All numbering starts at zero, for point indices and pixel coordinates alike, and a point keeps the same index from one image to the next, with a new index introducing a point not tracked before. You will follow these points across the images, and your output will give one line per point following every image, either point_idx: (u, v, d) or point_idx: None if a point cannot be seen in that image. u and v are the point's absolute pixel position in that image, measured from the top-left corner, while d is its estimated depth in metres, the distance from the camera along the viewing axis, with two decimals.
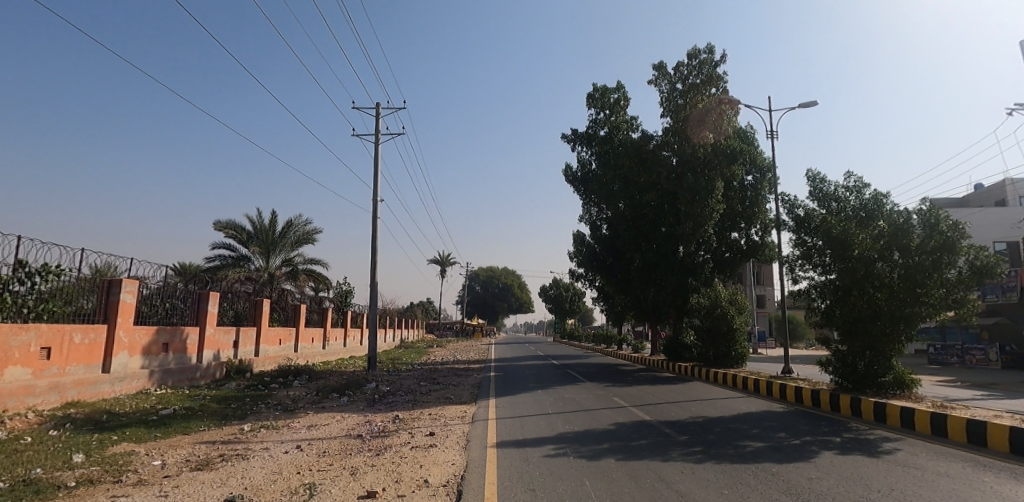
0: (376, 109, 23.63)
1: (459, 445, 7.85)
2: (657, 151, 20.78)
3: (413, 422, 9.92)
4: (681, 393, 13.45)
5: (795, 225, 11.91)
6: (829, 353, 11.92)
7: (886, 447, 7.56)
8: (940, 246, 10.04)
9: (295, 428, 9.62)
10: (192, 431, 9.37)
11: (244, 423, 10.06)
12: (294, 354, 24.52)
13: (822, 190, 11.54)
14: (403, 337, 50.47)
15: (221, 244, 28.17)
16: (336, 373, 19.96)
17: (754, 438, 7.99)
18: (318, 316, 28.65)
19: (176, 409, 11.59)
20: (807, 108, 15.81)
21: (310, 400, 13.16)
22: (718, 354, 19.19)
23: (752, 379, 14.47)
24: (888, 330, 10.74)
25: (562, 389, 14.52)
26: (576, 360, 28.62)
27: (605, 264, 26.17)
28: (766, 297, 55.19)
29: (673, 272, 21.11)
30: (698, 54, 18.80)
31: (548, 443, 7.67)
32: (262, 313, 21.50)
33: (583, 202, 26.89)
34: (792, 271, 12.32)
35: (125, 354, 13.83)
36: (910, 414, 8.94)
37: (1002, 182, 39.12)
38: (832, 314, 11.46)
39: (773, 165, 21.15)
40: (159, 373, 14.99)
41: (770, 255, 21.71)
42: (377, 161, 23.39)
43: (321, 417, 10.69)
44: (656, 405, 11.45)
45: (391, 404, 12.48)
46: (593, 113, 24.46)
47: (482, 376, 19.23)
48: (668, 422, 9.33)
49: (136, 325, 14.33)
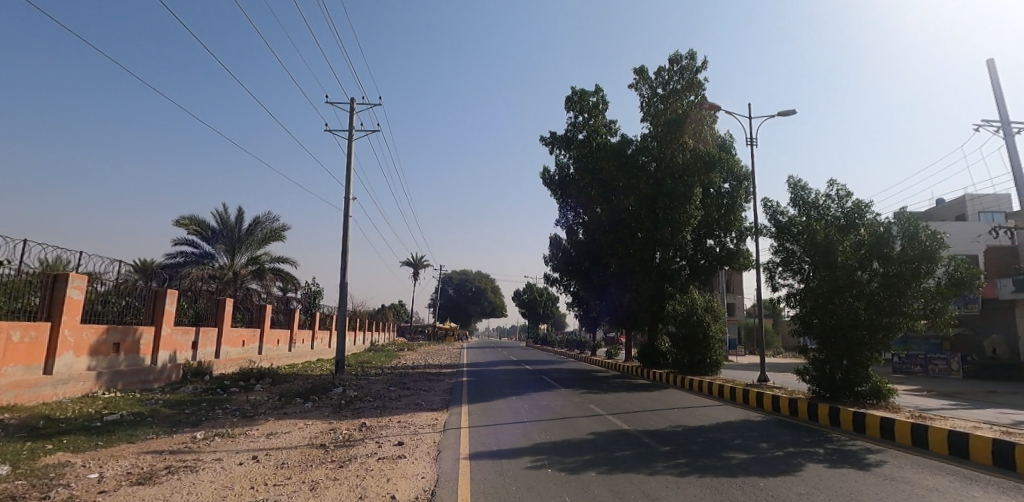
0: (350, 105, 22.96)
1: (429, 456, 7.37)
2: (635, 157, 20.62)
3: (381, 430, 9.38)
4: (658, 401, 13.17)
5: (776, 232, 11.75)
6: (807, 362, 11.72)
7: (871, 459, 7.30)
8: (921, 256, 9.93)
9: (252, 437, 8.97)
10: (138, 439, 8.67)
11: (197, 431, 9.38)
12: (257, 356, 23.57)
13: (803, 197, 11.41)
14: (374, 339, 49.63)
15: (184, 240, 27.05)
16: (301, 377, 19.21)
17: (737, 449, 7.67)
18: (285, 317, 27.74)
19: (123, 415, 10.81)
20: (786, 116, 15.78)
21: (271, 405, 12.49)
22: (693, 361, 19.03)
23: (728, 386, 14.26)
24: (866, 340, 10.60)
25: (536, 396, 14.12)
26: (549, 365, 28.26)
27: (580, 268, 25.91)
28: (736, 305, 55.84)
29: (649, 278, 20.96)
30: (679, 59, 18.68)
31: (523, 455, 7.24)
32: (223, 312, 20.60)
33: (560, 206, 26.59)
34: (771, 278, 12.15)
35: (70, 355, 12.94)
36: (890, 425, 8.74)
37: (962, 196, 40.27)
38: (811, 323, 11.29)
39: (750, 173, 21.14)
40: (109, 375, 14.09)
41: (745, 262, 21.70)
42: (349, 159, 22.73)
43: (282, 424, 10.07)
44: (634, 413, 11.13)
45: (357, 410, 11.91)
46: (571, 116, 24.20)
47: (454, 381, 18.69)
48: (647, 432, 8.98)
49: (84, 324, 13.45)
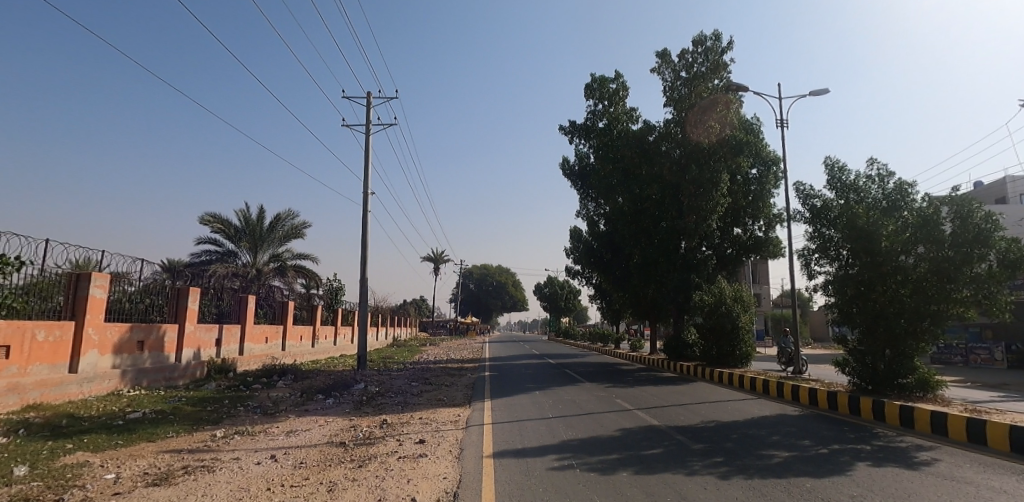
0: (368, 99, 22.77)
1: (451, 455, 7.07)
2: (658, 144, 20.04)
3: (402, 427, 9.12)
4: (687, 395, 12.74)
5: (811, 217, 11.21)
6: (846, 352, 11.18)
7: (924, 457, 6.79)
8: (973, 239, 9.30)
9: (272, 435, 8.78)
10: (159, 438, 8.55)
11: (218, 429, 9.23)
12: (280, 353, 23.63)
13: (841, 180, 10.85)
14: (396, 335, 49.77)
15: (207, 239, 27.22)
16: (324, 373, 19.12)
17: (777, 446, 7.24)
18: (307, 314, 27.79)
19: (146, 413, 10.73)
20: (819, 96, 15.11)
21: (293, 402, 12.33)
22: (721, 353, 18.47)
23: (761, 379, 13.75)
24: (912, 329, 10.04)
25: (560, 390, 13.76)
26: (572, 359, 27.83)
27: (603, 260, 25.41)
28: (763, 296, 54.73)
29: (675, 268, 20.42)
30: (703, 40, 18.01)
31: (550, 453, 6.91)
32: (246, 309, 20.61)
33: (580, 197, 26.12)
34: (807, 265, 11.60)
35: (94, 353, 12.96)
36: (942, 419, 8.22)
37: (1002, 179, 38.64)
38: (850, 312, 10.74)
39: (779, 158, 20.44)
40: (133, 373, 14.10)
41: (775, 250, 21.05)
42: (367, 152, 22.56)
43: (302, 422, 9.89)
44: (663, 408, 10.71)
45: (379, 406, 11.68)
46: (591, 105, 23.67)
47: (477, 376, 18.46)
48: (678, 428, 8.58)
49: (107, 322, 13.45)
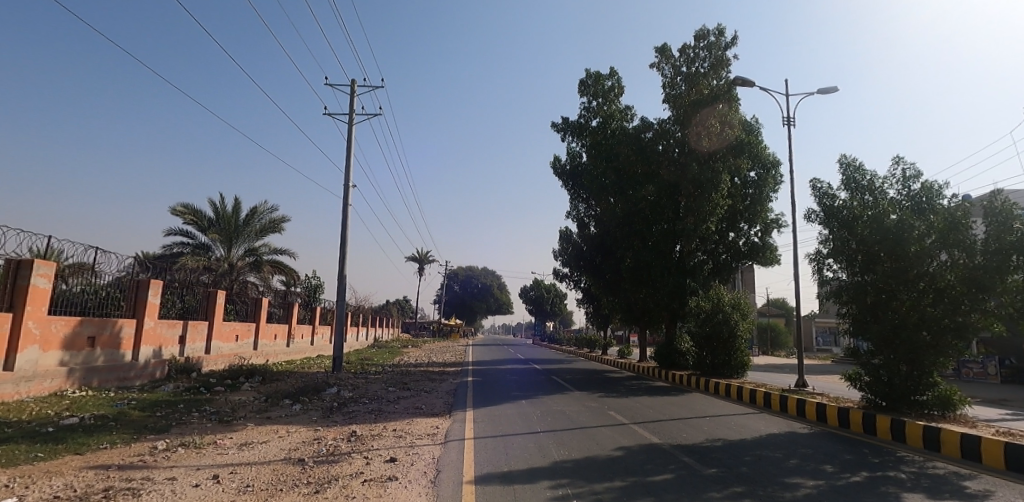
0: (352, 88, 21.74)
1: (425, 479, 6.07)
2: (654, 142, 19.21)
3: (372, 441, 8.07)
4: (685, 408, 11.83)
5: (824, 219, 10.35)
6: (859, 366, 10.34)
7: (972, 489, 5.90)
8: (1010, 246, 8.52)
9: (222, 448, 7.71)
10: (88, 450, 7.43)
11: (162, 439, 8.13)
12: (252, 352, 22.41)
13: (857, 180, 10.01)
14: (377, 336, 48.48)
15: (178, 231, 25.85)
16: (295, 375, 17.94)
17: (800, 472, 6.35)
18: (283, 312, 26.54)
19: (84, 418, 9.55)
20: (828, 93, 14.25)
21: (254, 408, 11.20)
22: (717, 363, 17.64)
23: (762, 392, 12.88)
24: (933, 342, 9.23)
25: (548, 399, 12.79)
26: (559, 365, 26.82)
27: (593, 263, 24.56)
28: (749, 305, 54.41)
29: (670, 273, 19.59)
30: (706, 35, 17.12)
31: (541, 479, 5.92)
32: (214, 305, 19.35)
33: (570, 197, 25.27)
34: (819, 270, 10.74)
35: (35, 349, 11.71)
36: (975, 444, 7.36)
37: None
38: (866, 323, 9.90)
39: (779, 161, 19.73)
40: (82, 371, 12.85)
41: (771, 257, 20.30)
42: (350, 143, 21.47)
43: (260, 432, 8.80)
44: (661, 422, 9.78)
45: (349, 415, 10.61)
46: (584, 102, 22.79)
47: (458, 381, 17.43)
48: (683, 447, 7.66)
49: (52, 315, 12.23)
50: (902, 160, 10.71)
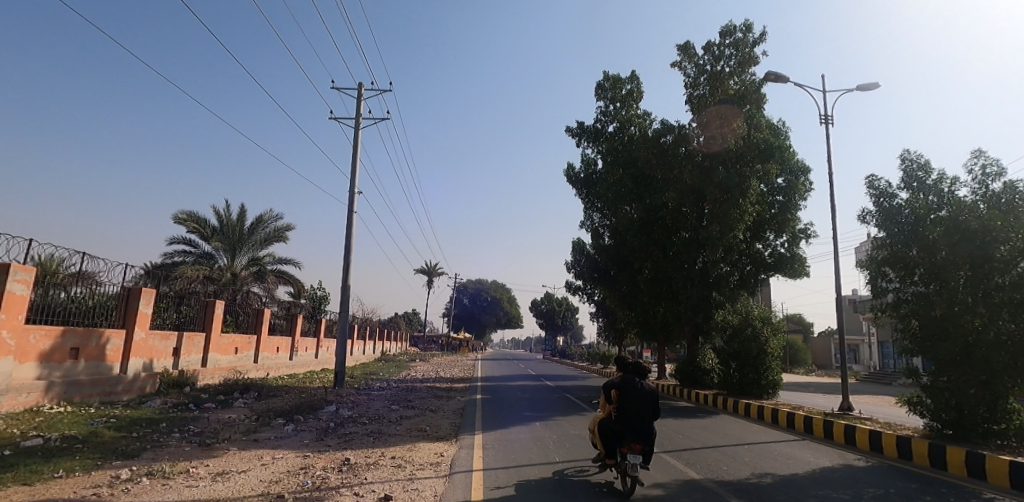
0: (360, 90, 20.96)
1: None
2: (676, 147, 18.17)
3: (366, 471, 7.00)
4: (717, 433, 10.69)
5: (881, 221, 9.31)
6: (919, 389, 9.22)
7: None
8: None
9: (193, 479, 6.68)
10: (38, 479, 6.42)
11: (127, 467, 7.10)
12: (252, 365, 21.50)
13: (921, 177, 9.03)
14: (384, 350, 47.53)
15: (180, 239, 25.05)
16: (294, 391, 16.90)
17: None
18: (286, 324, 25.63)
19: (49, 439, 8.55)
20: (867, 89, 13.14)
21: (242, 429, 10.19)
22: (745, 381, 16.40)
23: (800, 415, 11.70)
24: (1013, 363, 8.07)
25: (564, 422, 11.69)
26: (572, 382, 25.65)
27: (608, 275, 23.47)
28: None
29: (692, 284, 18.43)
30: (733, 30, 16.13)
31: None
32: (213, 316, 18.44)
33: (584, 206, 24.23)
34: (872, 281, 9.65)
35: (10, 361, 10.79)
36: None
37: None
38: (931, 341, 8.79)
39: (808, 168, 18.66)
40: (61, 386, 11.88)
41: (800, 270, 19.12)
42: (357, 148, 20.66)
43: (240, 458, 7.78)
44: (694, 452, 8.66)
45: (345, 437, 9.56)
46: (601, 106, 21.85)
47: (467, 400, 16.33)
48: (728, 484, 6.54)
49: (30, 325, 11.33)
50: (980, 155, 9.60)
